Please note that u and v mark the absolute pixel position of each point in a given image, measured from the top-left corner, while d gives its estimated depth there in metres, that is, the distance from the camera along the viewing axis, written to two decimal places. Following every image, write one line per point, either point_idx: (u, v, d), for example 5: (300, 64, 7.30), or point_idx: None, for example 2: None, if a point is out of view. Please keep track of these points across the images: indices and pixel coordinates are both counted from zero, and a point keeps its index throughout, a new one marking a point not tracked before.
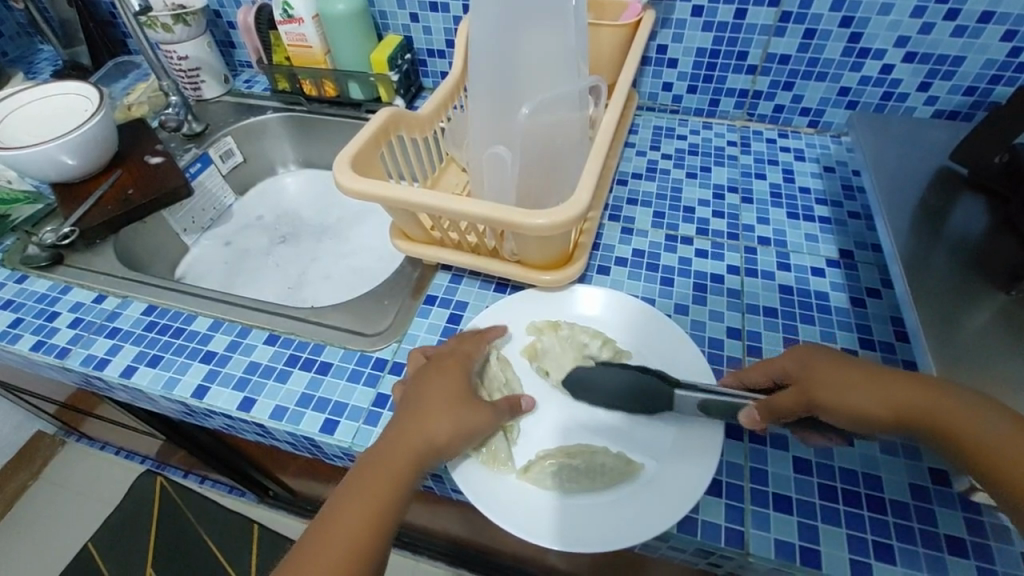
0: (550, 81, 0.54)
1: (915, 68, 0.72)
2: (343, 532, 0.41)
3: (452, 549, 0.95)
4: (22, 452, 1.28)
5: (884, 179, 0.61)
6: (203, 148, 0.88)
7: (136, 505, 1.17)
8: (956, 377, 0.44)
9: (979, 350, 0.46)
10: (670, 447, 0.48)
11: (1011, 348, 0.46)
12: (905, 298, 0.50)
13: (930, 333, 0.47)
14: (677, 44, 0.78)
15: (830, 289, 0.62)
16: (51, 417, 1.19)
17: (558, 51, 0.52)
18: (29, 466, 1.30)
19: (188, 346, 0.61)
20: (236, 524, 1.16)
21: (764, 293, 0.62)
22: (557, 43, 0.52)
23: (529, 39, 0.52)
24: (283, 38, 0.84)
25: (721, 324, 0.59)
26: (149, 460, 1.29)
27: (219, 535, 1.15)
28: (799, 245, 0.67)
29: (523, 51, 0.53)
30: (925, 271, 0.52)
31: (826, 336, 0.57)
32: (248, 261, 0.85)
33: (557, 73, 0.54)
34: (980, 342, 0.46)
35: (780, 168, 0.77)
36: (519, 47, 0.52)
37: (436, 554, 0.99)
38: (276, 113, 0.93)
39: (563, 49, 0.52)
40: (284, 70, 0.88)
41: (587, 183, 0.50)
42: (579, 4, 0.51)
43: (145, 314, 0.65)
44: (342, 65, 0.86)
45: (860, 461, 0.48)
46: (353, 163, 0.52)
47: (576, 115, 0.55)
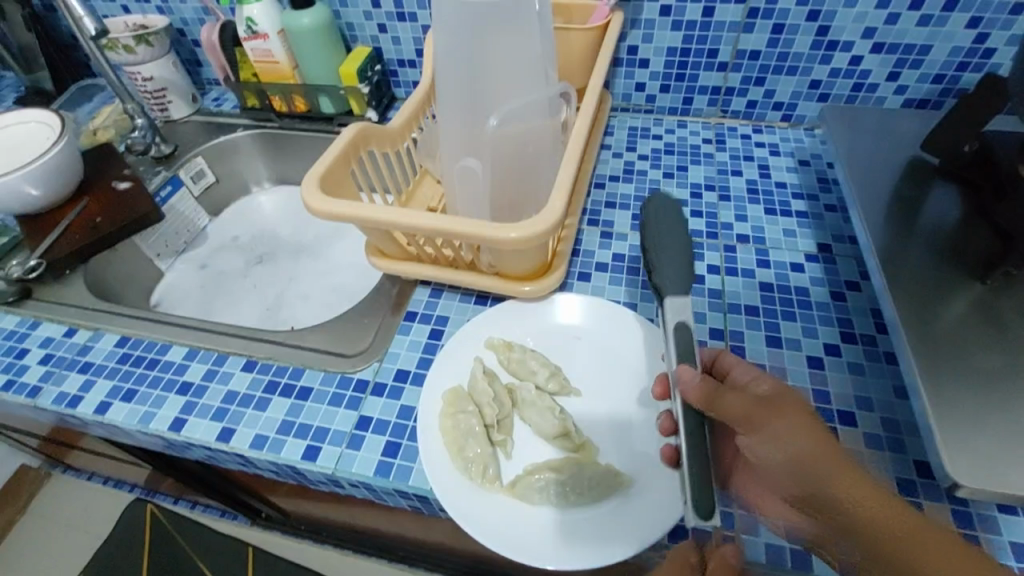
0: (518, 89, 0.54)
1: (883, 58, 0.72)
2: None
3: (450, 561, 0.94)
4: (6, 487, 1.25)
5: (857, 171, 0.61)
6: (173, 170, 0.86)
7: (126, 536, 1.14)
8: (935, 370, 0.44)
9: (956, 341, 0.46)
10: (658, 455, 0.48)
11: (988, 337, 0.46)
12: (882, 292, 0.50)
13: (909, 325, 0.47)
14: (647, 45, 0.78)
15: (810, 284, 0.62)
16: (34, 451, 1.16)
17: (522, 58, 0.52)
18: (15, 501, 1.26)
19: (164, 377, 0.60)
20: (229, 549, 1.14)
21: (746, 292, 0.62)
22: (522, 50, 0.52)
23: (492, 47, 0.51)
24: (249, 54, 0.83)
25: (704, 326, 0.59)
26: (137, 488, 1.24)
27: (213, 561, 1.12)
28: (778, 242, 0.67)
29: (488, 59, 0.52)
30: (902, 262, 0.52)
31: (809, 332, 0.57)
32: (225, 284, 0.84)
33: (525, 80, 0.53)
34: (957, 333, 0.46)
35: (756, 164, 0.77)
36: (483, 55, 0.51)
37: (433, 567, 0.98)
38: (247, 130, 0.91)
39: (529, 55, 0.52)
40: (252, 87, 0.87)
41: (560, 191, 0.49)
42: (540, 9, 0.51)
43: (119, 346, 0.63)
44: (311, 79, 0.85)
45: None
46: (321, 182, 0.50)
47: (547, 122, 0.55)
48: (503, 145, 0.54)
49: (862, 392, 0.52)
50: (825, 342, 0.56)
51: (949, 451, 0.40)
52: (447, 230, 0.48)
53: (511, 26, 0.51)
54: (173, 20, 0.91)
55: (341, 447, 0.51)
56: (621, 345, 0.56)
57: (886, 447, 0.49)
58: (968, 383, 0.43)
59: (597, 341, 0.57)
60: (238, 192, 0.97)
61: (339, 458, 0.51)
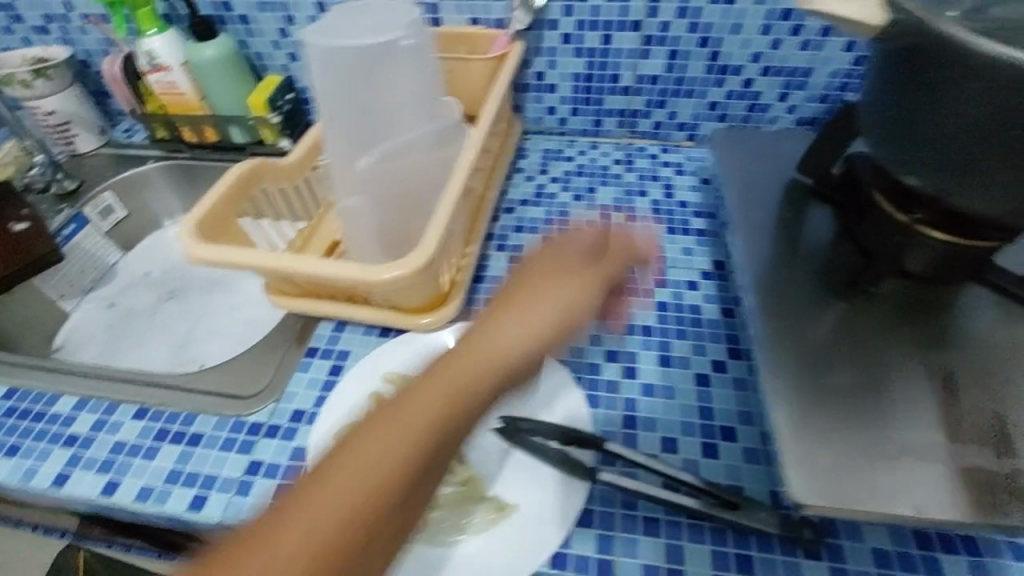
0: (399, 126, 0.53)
1: (772, 80, 0.76)
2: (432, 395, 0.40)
3: None
4: None
5: (742, 190, 0.63)
6: (77, 207, 0.84)
7: None
8: (794, 391, 0.46)
9: (813, 360, 0.48)
10: (544, 484, 0.48)
11: (846, 357, 0.48)
12: (752, 312, 0.52)
13: (773, 346, 0.49)
14: (552, 71, 0.79)
15: (703, 302, 0.64)
16: None
17: (400, 96, 0.52)
18: None
19: (50, 431, 0.57)
20: None
21: (642, 312, 0.64)
22: (399, 89, 0.51)
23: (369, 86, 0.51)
24: (154, 86, 0.80)
25: (600, 348, 0.60)
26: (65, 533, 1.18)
27: None
28: (676, 261, 0.69)
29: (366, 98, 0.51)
30: (776, 282, 0.54)
31: (698, 350, 0.59)
32: (136, 323, 0.81)
33: (404, 117, 0.53)
34: (815, 353, 0.48)
35: (661, 184, 0.79)
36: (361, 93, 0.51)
37: None
38: (157, 162, 0.89)
39: (406, 93, 0.52)
40: (160, 119, 0.84)
41: (439, 227, 0.50)
42: (416, 48, 0.51)
43: (5, 399, 0.61)
44: (220, 110, 0.83)
45: (723, 472, 0.50)
46: (201, 226, 0.49)
47: (431, 157, 0.55)
48: (385, 182, 0.54)
49: (745, 407, 0.54)
50: (713, 359, 0.58)
51: (794, 467, 0.41)
52: (325, 273, 0.48)
53: (385, 67, 0.50)
54: (77, 52, 0.89)
55: (229, 494, 0.50)
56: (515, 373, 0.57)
57: (762, 461, 0.51)
58: (819, 402, 0.45)
59: (502, 374, 0.57)
60: (151, 225, 0.94)
61: (226, 505, 0.50)
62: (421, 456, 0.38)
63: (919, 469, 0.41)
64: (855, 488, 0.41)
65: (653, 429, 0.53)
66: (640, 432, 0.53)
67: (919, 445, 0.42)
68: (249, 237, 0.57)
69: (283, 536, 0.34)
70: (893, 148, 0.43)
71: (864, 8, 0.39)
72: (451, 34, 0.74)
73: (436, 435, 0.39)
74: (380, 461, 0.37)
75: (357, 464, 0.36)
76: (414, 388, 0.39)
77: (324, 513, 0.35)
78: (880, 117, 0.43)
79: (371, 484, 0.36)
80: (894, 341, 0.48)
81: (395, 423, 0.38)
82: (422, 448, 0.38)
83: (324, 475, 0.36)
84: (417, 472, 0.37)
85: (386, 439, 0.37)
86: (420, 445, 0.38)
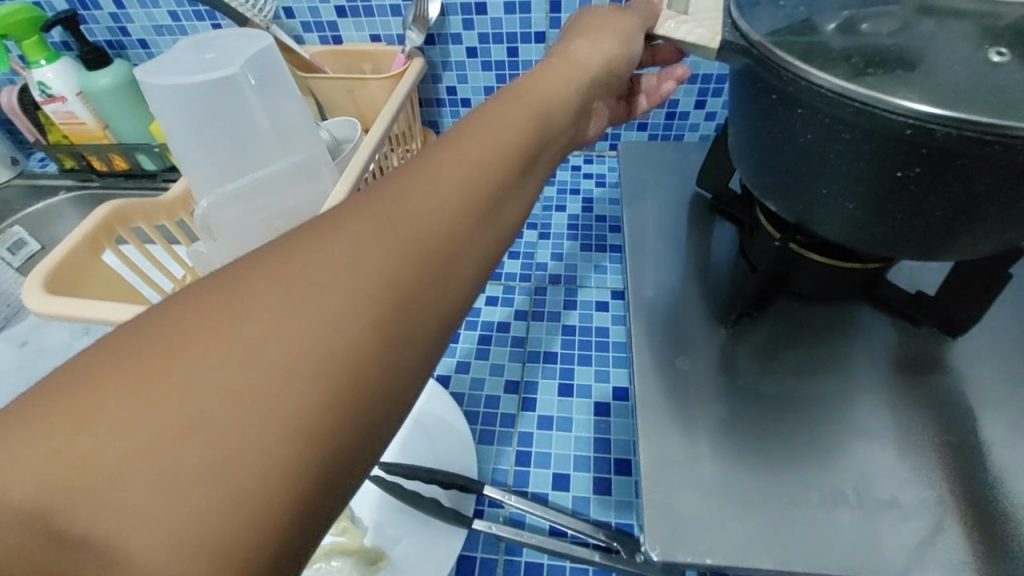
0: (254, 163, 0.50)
1: (687, 88, 0.72)
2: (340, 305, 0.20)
3: None
4: None
5: (643, 210, 0.61)
6: None
7: None
8: (667, 437, 0.42)
9: (690, 398, 0.44)
10: (422, 531, 0.47)
11: (731, 395, 0.44)
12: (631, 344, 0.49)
13: (650, 384, 0.45)
14: (464, 85, 0.77)
15: (611, 323, 0.62)
16: None
17: (246, 132, 0.49)
18: None
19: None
20: None
21: (548, 337, 0.61)
22: (245, 126, 0.48)
23: (223, 126, 0.48)
24: (52, 117, 0.78)
25: (500, 378, 0.58)
26: None
27: None
28: (588, 280, 0.67)
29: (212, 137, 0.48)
30: (668, 307, 0.51)
31: (600, 376, 0.57)
32: (47, 362, 0.79)
33: (257, 154, 0.50)
34: (692, 389, 0.45)
35: (580, 197, 0.77)
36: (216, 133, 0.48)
37: None
38: (68, 192, 0.86)
39: (253, 130, 0.49)
40: (64, 150, 0.81)
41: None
42: (258, 83, 0.48)
43: None
44: (125, 138, 0.80)
45: (614, 509, 0.48)
46: (49, 279, 0.46)
47: (295, 192, 0.51)
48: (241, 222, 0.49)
49: None
50: (615, 386, 0.57)
51: (656, 523, 0.37)
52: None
53: (226, 104, 0.47)
54: None
55: None
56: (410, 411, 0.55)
57: None
58: (692, 448, 0.41)
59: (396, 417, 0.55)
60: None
61: None
62: (441, 245, 0.24)
63: (803, 512, 0.38)
64: (731, 535, 0.37)
65: (546, 465, 0.51)
66: (532, 470, 0.51)
67: (800, 484, 0.39)
68: (123, 285, 0.54)
69: (259, 309, 0.19)
70: (750, 174, 0.40)
71: (705, 26, 0.37)
72: (351, 52, 0.71)
73: (476, 203, 0.26)
74: (367, 259, 0.21)
75: (317, 308, 0.20)
76: (338, 305, 0.20)
77: (322, 408, 0.18)
78: (734, 141, 0.41)
79: (353, 311, 0.20)
80: (780, 371, 0.46)
81: (417, 197, 0.24)
82: (452, 232, 0.24)
83: (293, 291, 0.20)
84: (434, 267, 0.23)
85: (389, 226, 0.23)
86: (452, 222, 0.24)
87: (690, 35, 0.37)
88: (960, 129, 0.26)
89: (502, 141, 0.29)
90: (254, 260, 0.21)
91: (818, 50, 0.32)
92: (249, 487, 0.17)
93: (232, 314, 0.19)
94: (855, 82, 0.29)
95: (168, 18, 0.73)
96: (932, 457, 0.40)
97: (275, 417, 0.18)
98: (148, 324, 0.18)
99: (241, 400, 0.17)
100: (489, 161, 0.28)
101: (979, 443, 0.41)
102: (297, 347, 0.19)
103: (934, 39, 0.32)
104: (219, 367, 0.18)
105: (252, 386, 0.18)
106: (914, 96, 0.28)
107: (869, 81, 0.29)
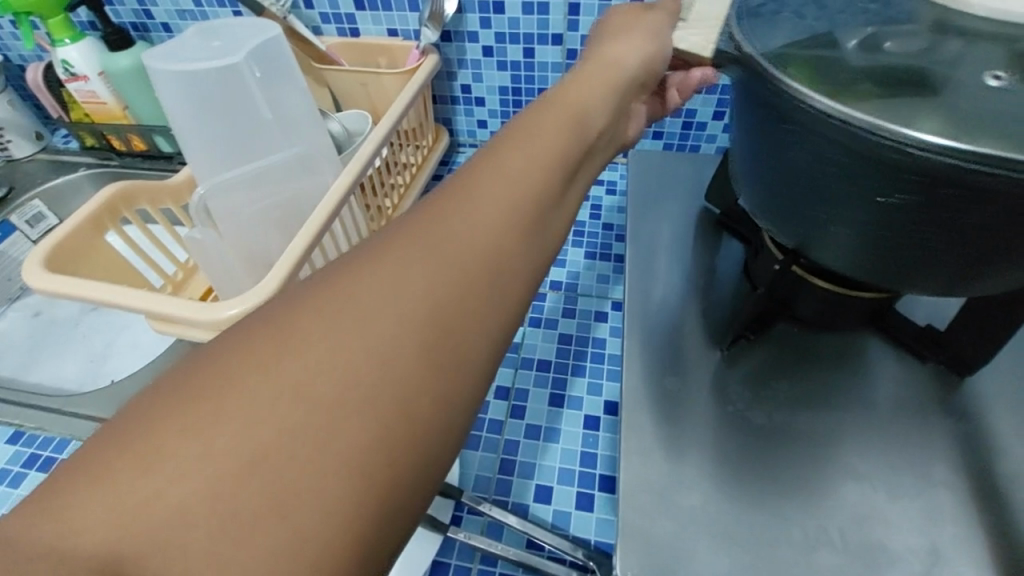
0: (258, 152, 0.50)
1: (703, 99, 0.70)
2: (395, 318, 0.22)
3: None
4: None
5: (648, 221, 0.59)
6: (3, 216, 0.83)
7: None
8: (648, 457, 0.41)
9: (677, 418, 0.43)
10: None
11: (718, 420, 0.43)
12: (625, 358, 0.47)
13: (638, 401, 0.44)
14: (479, 84, 0.76)
15: (609, 335, 0.61)
16: None
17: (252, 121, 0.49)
18: None
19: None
20: None
21: (543, 344, 0.60)
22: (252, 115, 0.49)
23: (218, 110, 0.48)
24: (75, 95, 0.80)
25: (492, 383, 0.57)
26: None
27: None
28: (589, 288, 0.66)
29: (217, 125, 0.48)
30: (663, 324, 0.50)
31: (593, 389, 0.56)
32: (56, 333, 0.80)
33: (260, 143, 0.50)
34: (680, 409, 0.43)
35: (589, 204, 0.76)
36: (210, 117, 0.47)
37: None
38: (88, 169, 0.88)
39: (259, 119, 0.49)
40: (85, 128, 0.83)
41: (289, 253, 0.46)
42: (264, 74, 0.48)
43: None
44: (144, 120, 0.82)
45: (596, 527, 0.47)
46: (49, 259, 0.47)
47: (297, 184, 0.52)
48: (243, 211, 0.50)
49: None
50: (607, 400, 0.55)
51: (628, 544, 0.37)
52: (161, 307, 0.45)
53: (232, 94, 0.47)
54: (11, 56, 0.88)
55: None
56: None
57: None
58: (672, 472, 0.40)
59: None
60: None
61: None
62: (482, 265, 0.25)
63: (785, 549, 0.36)
64: (707, 568, 0.36)
65: (530, 475, 0.51)
66: (516, 479, 0.51)
67: (784, 521, 0.38)
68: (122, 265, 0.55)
69: (315, 341, 0.21)
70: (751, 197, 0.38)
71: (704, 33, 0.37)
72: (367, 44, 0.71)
73: (515, 221, 0.27)
74: (416, 287, 0.23)
75: (366, 337, 0.21)
76: (392, 325, 0.22)
77: (377, 432, 0.20)
78: (737, 160, 0.40)
79: (399, 339, 0.22)
80: (774, 399, 0.44)
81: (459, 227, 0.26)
82: (491, 252, 0.26)
83: (345, 315, 0.22)
84: (473, 293, 0.24)
85: (434, 254, 0.24)
86: (495, 245, 0.26)
87: (685, 41, 0.38)
88: (973, 162, 0.25)
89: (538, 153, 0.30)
90: (301, 294, 0.22)
91: (826, 69, 0.30)
92: (318, 514, 0.18)
93: (284, 341, 0.21)
94: (862, 107, 0.28)
95: (191, 3, 0.74)
96: (928, 500, 0.39)
97: (337, 444, 0.19)
98: (200, 371, 0.20)
99: (304, 433, 0.19)
100: (539, 176, 0.29)
101: (981, 490, 0.39)
102: (348, 378, 0.20)
103: (955, 61, 0.30)
104: (285, 396, 0.19)
105: (304, 412, 0.19)
106: (927, 123, 0.26)
107: (879, 106, 0.28)
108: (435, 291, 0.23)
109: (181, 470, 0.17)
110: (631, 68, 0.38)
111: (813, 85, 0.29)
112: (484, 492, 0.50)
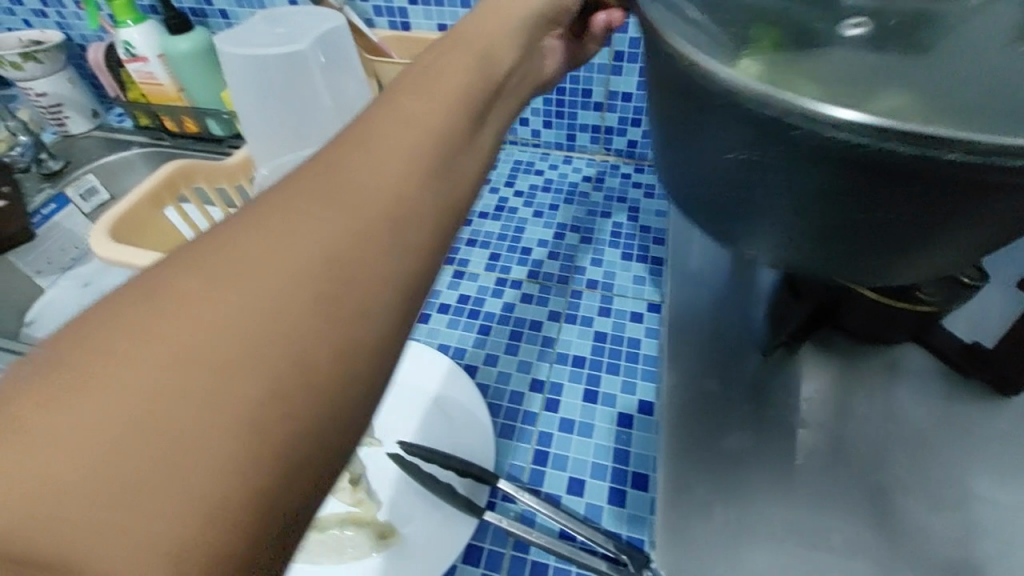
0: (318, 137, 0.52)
1: None
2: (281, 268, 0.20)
3: None
4: None
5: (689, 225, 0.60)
6: (59, 188, 0.87)
7: None
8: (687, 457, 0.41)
9: (715, 420, 0.43)
10: (432, 511, 0.47)
11: (757, 424, 0.43)
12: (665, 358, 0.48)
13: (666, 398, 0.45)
14: None
15: (644, 335, 0.61)
16: None
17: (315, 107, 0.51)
18: None
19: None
20: None
21: (578, 341, 0.61)
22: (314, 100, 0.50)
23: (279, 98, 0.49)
24: (134, 75, 0.83)
25: (527, 375, 0.58)
26: None
27: None
28: (625, 289, 0.66)
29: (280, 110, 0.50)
30: (704, 327, 0.50)
31: (627, 388, 0.57)
32: None
33: (321, 128, 0.52)
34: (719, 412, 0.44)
35: (627, 206, 0.76)
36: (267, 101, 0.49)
37: None
38: (140, 148, 0.91)
39: (321, 105, 0.51)
40: (141, 108, 0.86)
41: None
42: (328, 61, 0.50)
43: None
44: (197, 103, 0.84)
45: (627, 523, 0.48)
46: (113, 229, 0.49)
47: None
48: None
49: None
50: (640, 399, 0.56)
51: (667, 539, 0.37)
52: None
53: (297, 80, 0.49)
54: (74, 36, 0.92)
55: None
56: (436, 392, 0.55)
57: None
58: (710, 472, 0.41)
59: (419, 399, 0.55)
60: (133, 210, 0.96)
61: None
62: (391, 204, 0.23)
63: (822, 556, 0.37)
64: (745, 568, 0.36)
65: (562, 467, 0.51)
66: (549, 470, 0.51)
67: (821, 527, 0.38)
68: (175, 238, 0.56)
69: (192, 302, 0.19)
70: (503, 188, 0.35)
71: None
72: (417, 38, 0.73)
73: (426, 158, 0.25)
74: (320, 233, 0.21)
75: (261, 288, 0.19)
76: (276, 270, 0.20)
77: (275, 411, 0.18)
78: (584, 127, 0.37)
79: (293, 287, 0.20)
80: (812, 407, 0.44)
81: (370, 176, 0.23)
82: (401, 188, 0.24)
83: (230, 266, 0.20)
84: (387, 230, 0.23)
85: (334, 203, 0.22)
86: (404, 194, 0.24)
87: None
88: (902, 146, 0.19)
89: (438, 102, 0.28)
90: (177, 251, 0.20)
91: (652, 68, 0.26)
92: (207, 492, 0.17)
93: (156, 304, 0.18)
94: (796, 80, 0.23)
95: None
96: (967, 517, 0.38)
97: (228, 415, 0.17)
98: (61, 358, 0.17)
99: (189, 398, 0.17)
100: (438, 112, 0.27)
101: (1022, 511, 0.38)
102: (229, 347, 0.18)
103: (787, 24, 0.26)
104: (168, 361, 0.17)
105: (188, 385, 0.17)
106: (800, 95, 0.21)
107: (833, 76, 0.23)
108: (346, 235, 0.22)
109: (27, 449, 0.16)
110: (535, 5, 0.38)
111: (771, 48, 0.25)
112: (518, 481, 0.51)
